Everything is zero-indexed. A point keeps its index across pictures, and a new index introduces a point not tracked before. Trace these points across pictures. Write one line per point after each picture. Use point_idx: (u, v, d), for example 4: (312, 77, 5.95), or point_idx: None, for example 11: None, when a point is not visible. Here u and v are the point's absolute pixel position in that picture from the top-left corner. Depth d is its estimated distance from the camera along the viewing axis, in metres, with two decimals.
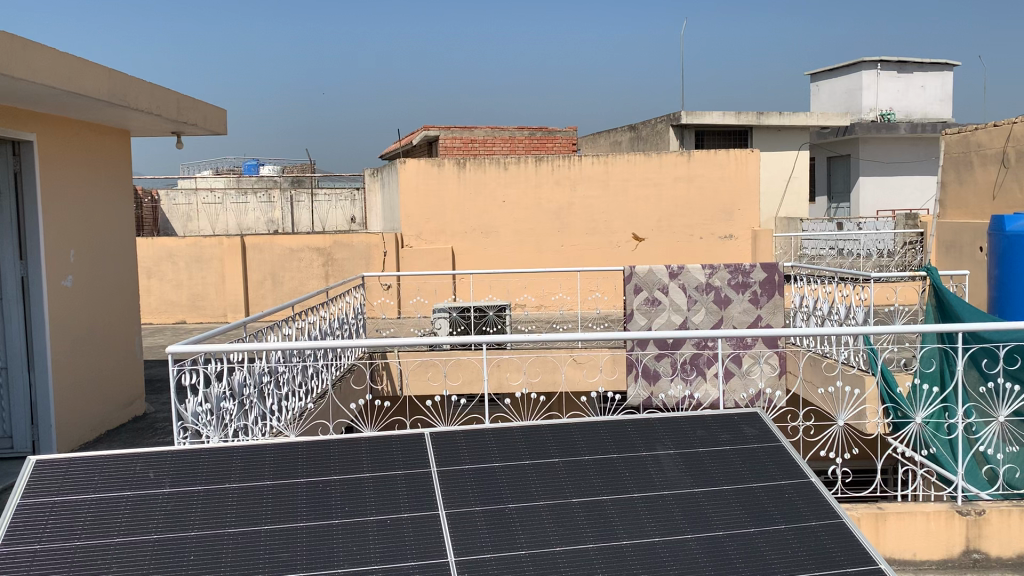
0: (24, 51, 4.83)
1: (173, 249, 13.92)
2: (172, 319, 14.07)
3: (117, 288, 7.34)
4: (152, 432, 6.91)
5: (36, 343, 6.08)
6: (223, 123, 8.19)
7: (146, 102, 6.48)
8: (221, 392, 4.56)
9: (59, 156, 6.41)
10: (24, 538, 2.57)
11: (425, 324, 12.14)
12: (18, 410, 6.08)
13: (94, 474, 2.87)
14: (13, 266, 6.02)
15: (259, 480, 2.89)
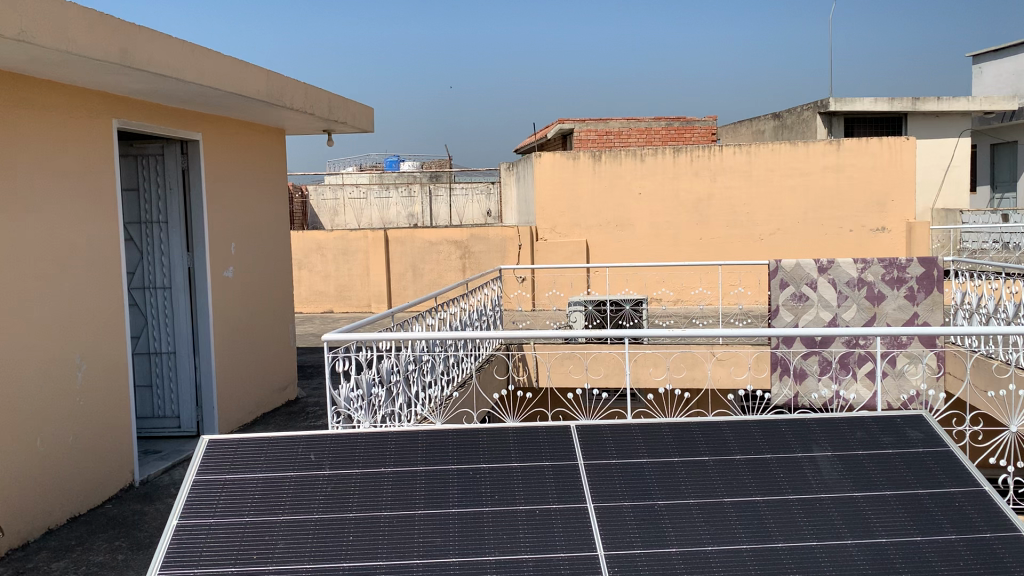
0: (193, 56, 5.19)
1: (321, 242, 14.53)
2: (320, 308, 14.73)
3: (273, 279, 7.74)
4: (304, 417, 7.27)
5: (201, 330, 6.51)
6: (370, 120, 8.48)
7: (300, 101, 6.79)
8: (370, 378, 4.73)
9: (222, 155, 6.81)
10: (201, 512, 2.75)
11: (560, 317, 12.20)
12: (185, 394, 6.54)
13: (260, 454, 3.02)
14: (181, 256, 6.46)
15: (412, 465, 2.97)
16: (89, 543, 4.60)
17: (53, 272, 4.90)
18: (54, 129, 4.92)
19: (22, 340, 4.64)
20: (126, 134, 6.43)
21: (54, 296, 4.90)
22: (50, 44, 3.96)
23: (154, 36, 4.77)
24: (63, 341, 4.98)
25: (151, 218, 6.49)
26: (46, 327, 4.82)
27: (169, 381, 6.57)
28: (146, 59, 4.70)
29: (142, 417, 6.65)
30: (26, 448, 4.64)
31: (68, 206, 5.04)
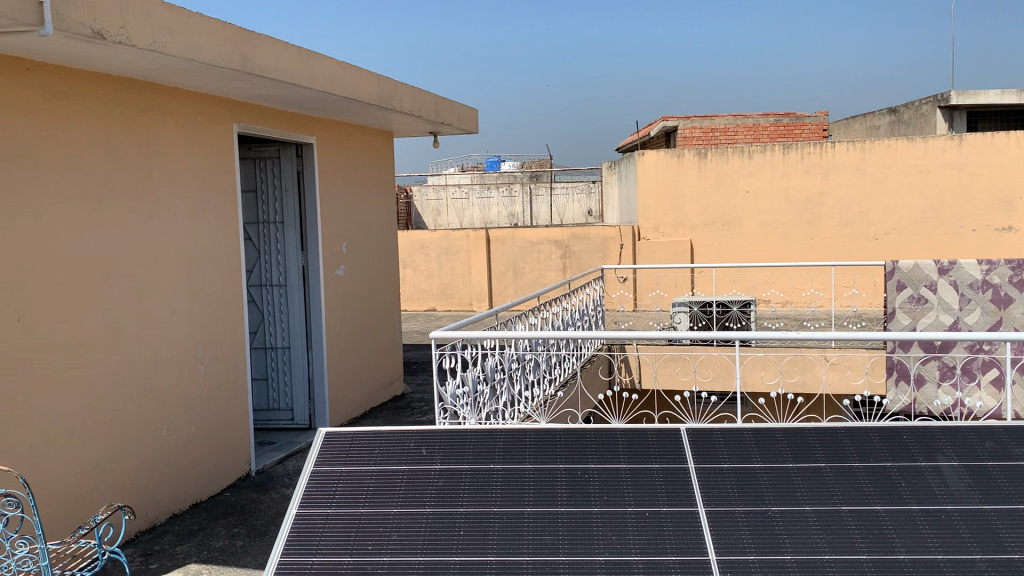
0: (309, 62, 5.37)
1: (424, 241, 14.81)
2: (424, 306, 15.02)
3: (381, 277, 7.93)
4: (410, 413, 7.43)
5: (314, 327, 6.74)
6: (475, 121, 8.59)
7: (408, 104, 6.94)
8: (476, 376, 4.80)
9: (334, 157, 7.03)
10: (319, 503, 2.85)
11: (663, 318, 12.06)
12: (299, 387, 6.78)
13: (374, 447, 3.10)
14: (296, 255, 6.69)
15: (521, 463, 2.99)
16: (209, 529, 4.83)
17: (179, 271, 5.16)
18: (181, 135, 5.19)
19: (151, 336, 4.91)
20: (245, 138, 6.71)
21: (179, 293, 5.17)
22: (178, 53, 4.18)
23: (273, 44, 4.97)
24: (188, 336, 5.24)
25: (268, 219, 6.75)
26: (172, 322, 5.10)
27: (284, 375, 6.83)
28: (265, 65, 4.90)
29: (259, 409, 6.93)
30: (153, 437, 4.91)
31: (193, 208, 5.31)
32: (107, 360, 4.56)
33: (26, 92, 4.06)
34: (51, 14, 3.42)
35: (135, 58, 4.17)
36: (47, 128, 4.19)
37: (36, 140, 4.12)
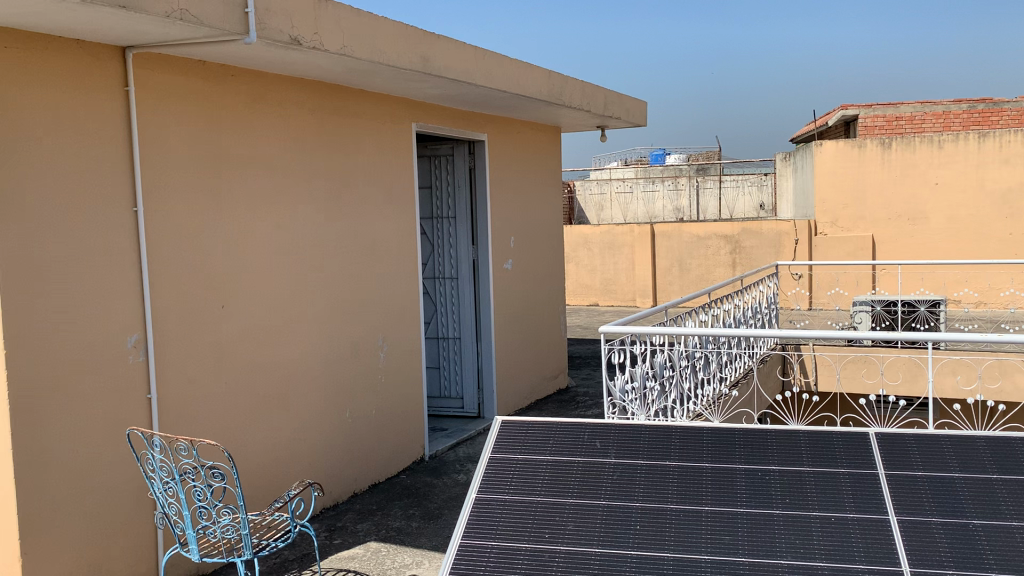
0: (484, 61, 5.51)
1: (588, 236, 14.85)
2: (587, 301, 15.05)
3: (547, 272, 8.02)
4: (575, 407, 7.48)
5: (483, 319, 6.91)
6: (643, 114, 8.51)
7: (578, 99, 6.96)
8: (645, 371, 4.76)
9: (504, 153, 7.16)
10: (496, 489, 2.94)
11: (843, 317, 11.48)
12: (468, 377, 6.99)
13: (548, 437, 3.14)
14: (467, 249, 6.89)
15: (698, 460, 2.95)
16: (387, 510, 5.06)
17: (361, 263, 5.44)
18: (364, 134, 5.46)
19: (336, 324, 5.20)
20: (421, 137, 6.96)
21: (361, 283, 5.45)
22: (365, 57, 4.40)
23: (452, 44, 5.13)
24: (369, 326, 5.51)
25: (442, 213, 6.97)
26: (355, 311, 5.37)
27: (454, 365, 7.05)
28: (443, 65, 5.07)
29: (431, 396, 7.18)
30: (337, 419, 5.19)
31: (374, 203, 5.57)
32: (298, 346, 4.88)
33: (230, 96, 4.40)
34: (255, 22, 3.69)
35: (325, 62, 4.43)
36: (248, 129, 4.52)
37: (237, 141, 4.45)
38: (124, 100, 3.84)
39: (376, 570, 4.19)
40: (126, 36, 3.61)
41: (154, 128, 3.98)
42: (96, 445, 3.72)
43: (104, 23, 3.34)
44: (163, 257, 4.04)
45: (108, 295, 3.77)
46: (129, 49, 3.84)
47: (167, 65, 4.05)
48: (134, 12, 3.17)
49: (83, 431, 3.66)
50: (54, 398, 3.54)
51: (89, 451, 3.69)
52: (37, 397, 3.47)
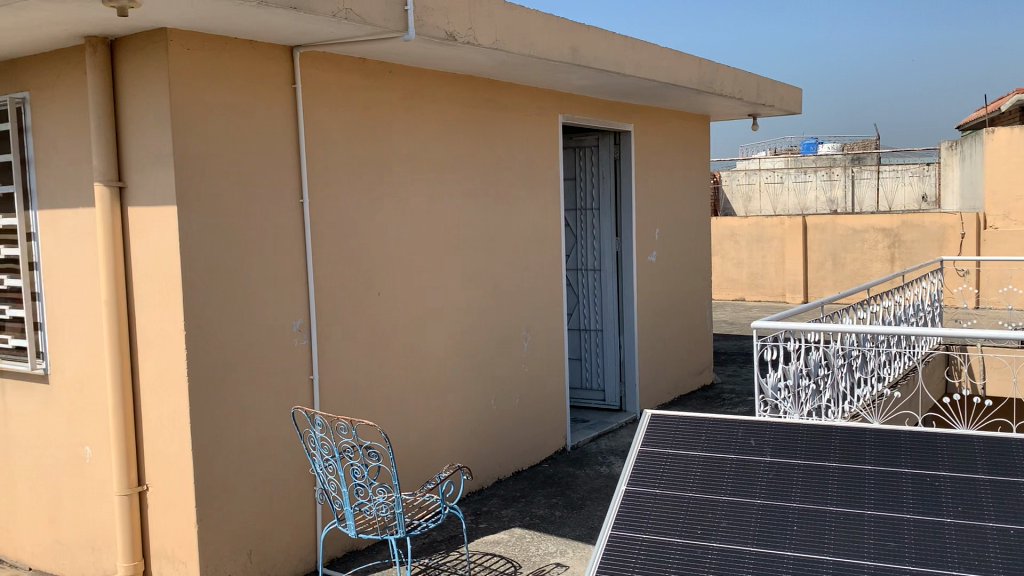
0: (634, 50, 5.46)
1: (735, 228, 14.47)
2: (732, 295, 14.64)
3: (693, 265, 7.87)
4: (721, 403, 7.32)
5: (626, 311, 6.87)
6: (798, 102, 8.20)
7: (729, 87, 6.79)
8: (799, 370, 4.61)
9: (651, 143, 7.08)
10: (647, 482, 2.92)
11: (1018, 318, 10.71)
12: (610, 369, 6.97)
13: (700, 432, 3.10)
14: (611, 241, 6.86)
15: (860, 462, 2.83)
16: (531, 497, 5.13)
17: (508, 254, 5.52)
18: (513, 126, 5.53)
19: (483, 314, 5.31)
20: (567, 128, 6.98)
21: (508, 274, 5.53)
22: (518, 50, 4.46)
23: (602, 35, 5.12)
24: (515, 315, 5.60)
25: (586, 205, 6.98)
26: (501, 302, 5.47)
27: (596, 357, 7.05)
28: (594, 56, 5.06)
29: (573, 387, 7.21)
30: (483, 406, 5.31)
31: (521, 195, 5.64)
32: (447, 335, 5.01)
33: (387, 91, 4.56)
34: (413, 20, 3.81)
35: (478, 56, 4.51)
36: (403, 123, 4.68)
37: (393, 134, 4.62)
38: (291, 97, 4.06)
39: (521, 556, 4.26)
40: (295, 36, 3.81)
41: (318, 124, 4.18)
42: (263, 422, 3.96)
43: (275, 24, 3.53)
44: (325, 246, 4.24)
45: (275, 282, 4.00)
46: (296, 48, 4.04)
47: (331, 62, 4.24)
48: (303, 13, 3.33)
49: (252, 409, 3.90)
50: (227, 375, 3.80)
51: (257, 427, 3.93)
52: (212, 375, 3.73)
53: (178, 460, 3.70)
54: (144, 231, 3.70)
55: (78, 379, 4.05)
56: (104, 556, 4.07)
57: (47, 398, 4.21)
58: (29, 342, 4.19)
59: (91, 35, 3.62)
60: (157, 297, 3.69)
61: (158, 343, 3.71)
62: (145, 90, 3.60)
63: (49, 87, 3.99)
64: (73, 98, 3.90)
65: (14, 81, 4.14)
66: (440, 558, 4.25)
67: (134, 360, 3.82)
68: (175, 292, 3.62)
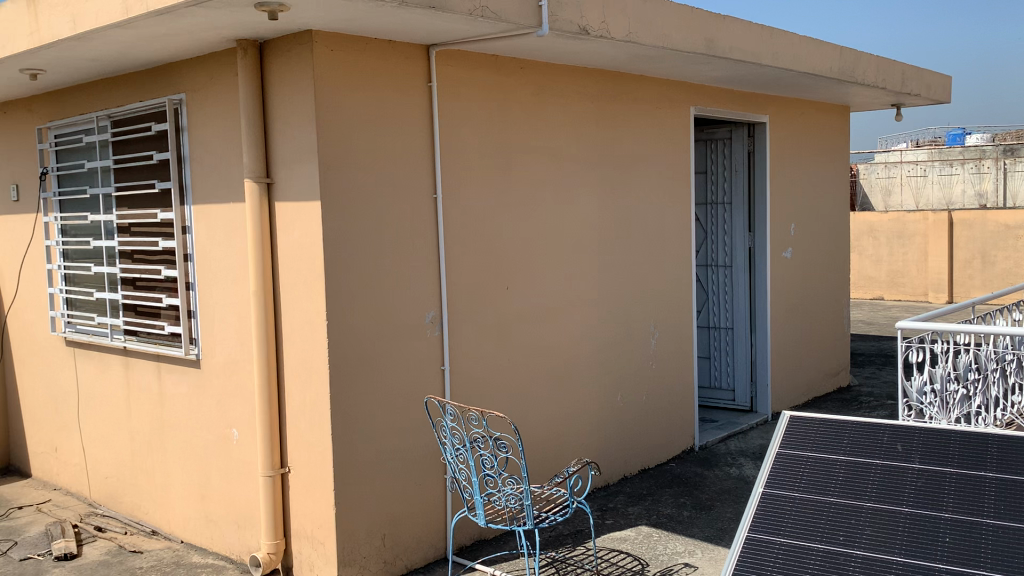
0: (771, 40, 5.30)
1: (874, 224, 13.90)
2: (870, 295, 13.99)
3: (830, 261, 7.57)
4: (858, 406, 7.01)
5: (758, 309, 6.69)
6: (947, 90, 7.76)
7: (873, 75, 6.48)
8: (946, 373, 4.36)
9: (787, 136, 6.85)
10: (785, 485, 2.84)
11: None
12: (741, 368, 6.80)
13: (842, 436, 2.98)
14: (743, 236, 6.70)
15: (1020, 474, 2.65)
16: (658, 496, 5.07)
17: (636, 250, 5.47)
18: (643, 120, 5.47)
19: (611, 310, 5.28)
20: (698, 121, 6.84)
21: (636, 269, 5.48)
22: (651, 42, 4.40)
23: (738, 24, 4.98)
24: (643, 312, 5.54)
25: (717, 199, 6.83)
26: (629, 297, 5.42)
27: (726, 355, 6.89)
28: (729, 46, 4.94)
29: (702, 386, 7.07)
30: (609, 402, 5.29)
31: (651, 190, 5.57)
32: (575, 330, 5.02)
33: (518, 87, 4.60)
34: (547, 15, 3.82)
35: (611, 49, 4.48)
36: (534, 118, 4.71)
37: (524, 129, 4.65)
38: (427, 95, 4.15)
39: (648, 554, 4.23)
40: (431, 34, 3.89)
41: (452, 120, 4.26)
42: (397, 410, 4.08)
43: (414, 24, 3.62)
44: (458, 240, 4.32)
45: (410, 275, 4.11)
46: (432, 46, 4.13)
47: (465, 59, 4.31)
48: (441, 12, 3.40)
49: (387, 397, 4.03)
50: (364, 364, 3.93)
51: (392, 415, 4.06)
52: (350, 363, 3.87)
53: (318, 444, 3.86)
54: (290, 225, 3.88)
55: (227, 364, 4.28)
56: (249, 532, 4.29)
57: (199, 382, 4.47)
58: (183, 329, 4.46)
59: (242, 39, 3.82)
60: (302, 288, 3.86)
61: (301, 332, 3.88)
62: (291, 91, 3.77)
63: (203, 88, 4.24)
64: (226, 99, 4.12)
65: (172, 83, 4.41)
66: (566, 552, 4.27)
67: (279, 347, 4.01)
68: (318, 284, 3.78)
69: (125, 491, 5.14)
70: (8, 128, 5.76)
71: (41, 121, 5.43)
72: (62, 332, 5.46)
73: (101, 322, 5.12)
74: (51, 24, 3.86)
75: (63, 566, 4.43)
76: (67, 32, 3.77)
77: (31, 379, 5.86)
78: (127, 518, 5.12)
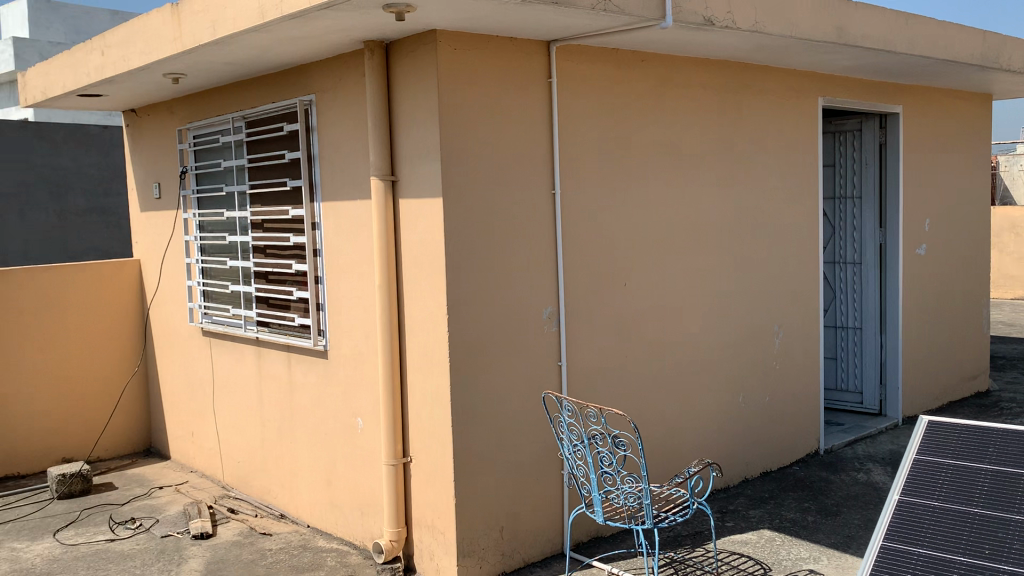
0: (908, 25, 5.05)
1: (1016, 219, 13.11)
2: (1010, 295, 13.16)
3: (969, 259, 7.16)
4: (998, 413, 6.61)
5: (889, 307, 6.40)
6: None
7: (1019, 60, 6.08)
8: None
9: (923, 126, 6.52)
10: (923, 495, 2.70)
11: None
12: (869, 370, 6.52)
13: (987, 442, 2.80)
14: (874, 232, 6.42)
15: None
16: (781, 499, 4.93)
17: (760, 246, 5.32)
18: (768, 113, 5.32)
19: (733, 307, 5.16)
20: (826, 112, 6.59)
21: (760, 266, 5.34)
22: (779, 32, 4.27)
23: (871, 10, 4.77)
24: (766, 309, 5.39)
25: (846, 193, 6.56)
26: (751, 295, 5.28)
27: (854, 356, 6.62)
28: (862, 34, 4.74)
29: (827, 388, 6.82)
30: (730, 402, 5.17)
31: (775, 184, 5.41)
32: (696, 328, 4.93)
33: (639, 81, 4.55)
34: (670, 7, 3.76)
35: (736, 40, 4.37)
36: (655, 113, 4.64)
37: (645, 124, 4.60)
38: (546, 91, 4.16)
39: (771, 558, 4.11)
40: (554, 30, 3.89)
41: (572, 116, 4.26)
42: (516, 405, 4.12)
43: (536, 20, 3.63)
44: (577, 236, 4.32)
45: (529, 272, 4.14)
46: (554, 42, 4.14)
47: (585, 54, 4.29)
48: (565, 8, 3.40)
49: (506, 392, 4.07)
50: (484, 359, 3.98)
51: (510, 409, 4.09)
52: (471, 357, 3.92)
53: (440, 436, 3.94)
54: (413, 222, 3.96)
55: (353, 356, 4.42)
56: (372, 519, 4.42)
57: (326, 373, 4.63)
58: (312, 320, 4.63)
59: (369, 40, 3.93)
60: (424, 283, 3.94)
61: (423, 325, 3.97)
62: (415, 90, 3.85)
63: (332, 89, 4.38)
64: (353, 99, 4.25)
65: (303, 85, 4.58)
66: (685, 553, 4.20)
67: (402, 341, 4.10)
68: (440, 279, 3.85)
69: (255, 476, 5.39)
70: (151, 130, 6.12)
71: (181, 123, 5.75)
72: (199, 323, 5.77)
73: (235, 313, 5.38)
74: (193, 30, 4.08)
75: (200, 545, 4.68)
76: (208, 37, 3.97)
77: (172, 366, 6.21)
78: (257, 502, 5.36)
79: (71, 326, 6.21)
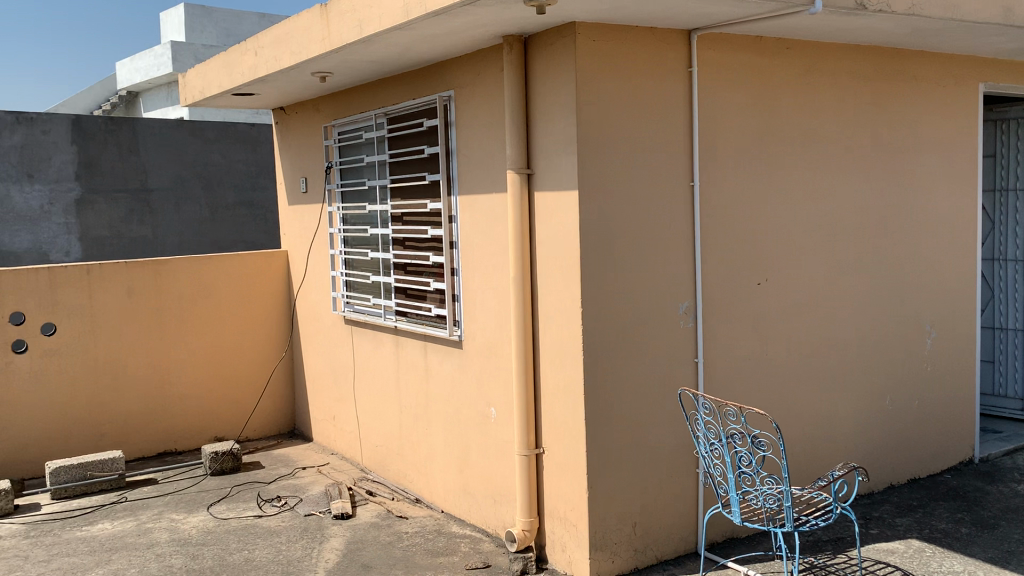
0: None
1: None
2: None
3: None
4: None
5: None
6: None
7: None
8: None
9: None
10: None
11: None
12: None
13: None
14: None
15: None
16: (931, 508, 4.67)
17: (911, 241, 5.05)
18: (923, 100, 5.03)
19: (880, 305, 4.92)
20: (986, 99, 6.18)
21: (911, 262, 5.06)
22: (939, 14, 4.02)
23: None
24: (917, 308, 5.10)
25: (1007, 185, 6.13)
26: (900, 292, 5.02)
27: (1013, 360, 6.18)
28: None
29: (983, 394, 6.39)
30: (876, 404, 4.93)
31: (930, 175, 5.11)
32: (840, 326, 4.73)
33: (784, 69, 4.40)
34: None
35: (891, 25, 4.16)
36: (799, 101, 4.48)
37: (788, 114, 4.44)
38: (686, 81, 4.07)
39: (920, 570, 3.90)
40: (696, 18, 3.81)
41: (712, 107, 4.16)
42: (650, 400, 4.07)
43: (679, 10, 3.57)
44: (716, 230, 4.22)
45: (665, 266, 4.08)
46: (695, 31, 4.05)
47: (726, 43, 4.19)
48: None
49: (641, 387, 4.04)
50: (618, 353, 3.95)
51: (645, 405, 4.06)
52: (605, 351, 3.91)
53: (573, 428, 3.95)
54: (549, 214, 3.98)
55: (487, 347, 4.49)
56: (504, 508, 4.48)
57: (461, 363, 4.73)
58: (448, 311, 4.73)
59: (508, 35, 3.97)
60: (559, 276, 3.95)
61: (558, 318, 3.98)
62: (553, 82, 3.86)
63: (471, 84, 4.45)
64: (491, 93, 4.30)
65: (443, 80, 4.68)
66: (826, 559, 4.05)
67: (536, 333, 4.13)
68: (575, 271, 3.85)
69: (392, 461, 5.56)
70: (298, 127, 6.41)
71: (326, 119, 5.99)
72: (342, 312, 6.00)
73: (376, 303, 5.57)
74: (341, 30, 4.24)
75: (341, 525, 4.88)
76: (355, 36, 4.11)
77: (315, 353, 6.50)
78: (394, 485, 5.53)
79: (223, 312, 6.60)
